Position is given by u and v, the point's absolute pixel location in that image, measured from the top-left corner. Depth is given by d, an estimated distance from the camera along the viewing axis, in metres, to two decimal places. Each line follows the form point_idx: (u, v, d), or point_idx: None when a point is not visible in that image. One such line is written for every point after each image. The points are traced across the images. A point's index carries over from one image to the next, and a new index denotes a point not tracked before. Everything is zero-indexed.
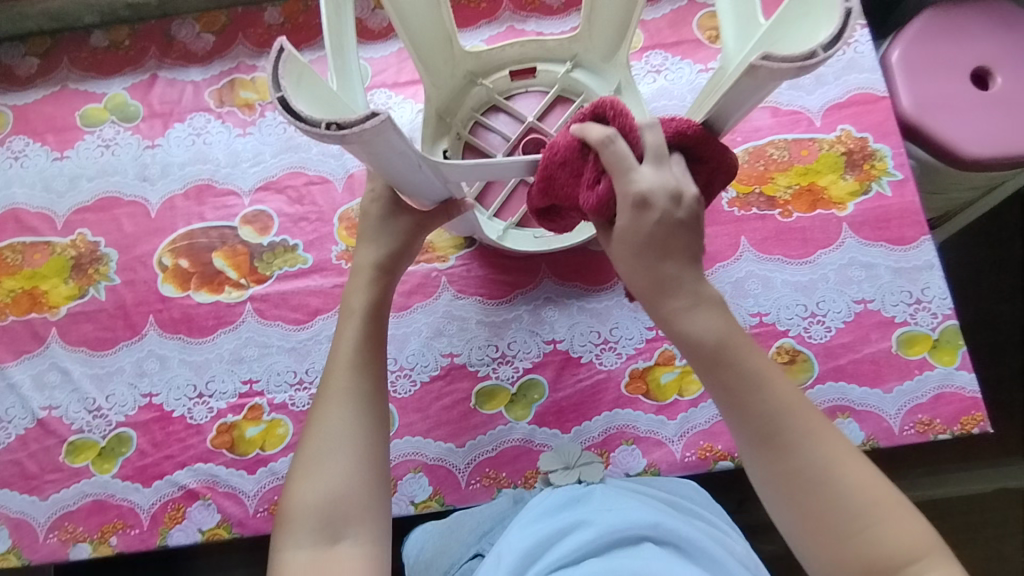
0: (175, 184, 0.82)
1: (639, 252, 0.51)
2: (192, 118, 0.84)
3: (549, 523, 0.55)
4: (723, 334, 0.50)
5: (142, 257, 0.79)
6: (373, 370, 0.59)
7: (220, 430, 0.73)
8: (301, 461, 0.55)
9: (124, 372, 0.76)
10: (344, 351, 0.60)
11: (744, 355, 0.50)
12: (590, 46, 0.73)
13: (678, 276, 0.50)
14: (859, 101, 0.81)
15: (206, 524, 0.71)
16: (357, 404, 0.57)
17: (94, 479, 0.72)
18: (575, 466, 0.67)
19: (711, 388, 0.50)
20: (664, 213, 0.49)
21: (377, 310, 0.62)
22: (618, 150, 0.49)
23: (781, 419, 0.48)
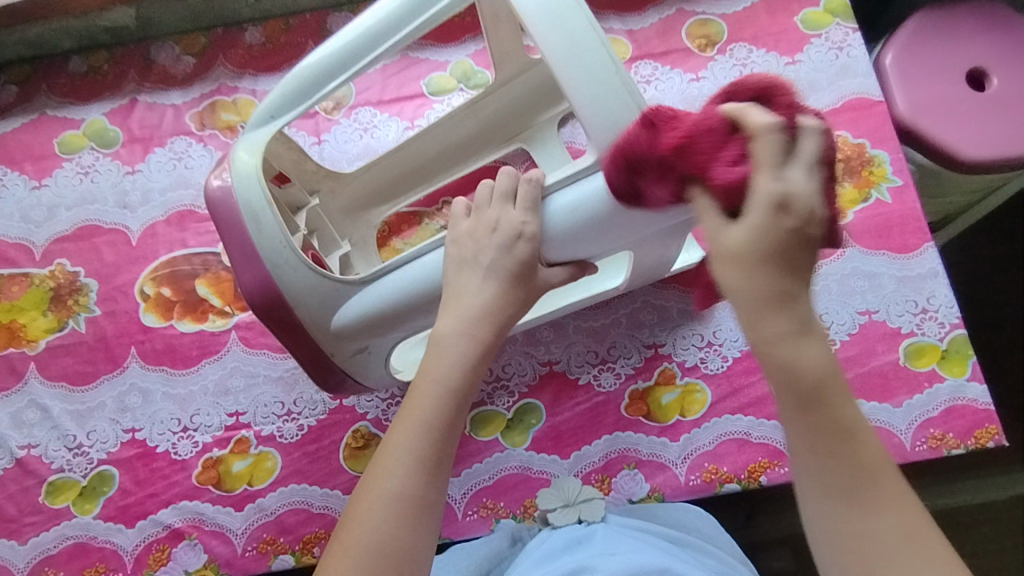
0: (156, 210, 0.80)
1: (750, 264, 0.34)
2: (172, 142, 0.82)
3: (549, 569, 0.53)
4: (829, 369, 0.36)
5: (122, 287, 0.77)
6: (442, 471, 0.45)
7: (205, 466, 0.71)
8: (325, 570, 0.43)
9: (105, 406, 0.73)
10: (415, 438, 0.45)
11: (846, 401, 0.36)
12: (335, 192, 0.71)
13: (768, 292, 0.34)
14: (855, 106, 0.79)
15: (192, 566, 0.68)
16: (403, 517, 0.43)
17: (75, 521, 0.69)
18: (575, 503, 0.63)
19: (793, 428, 0.36)
20: (804, 221, 0.34)
21: (465, 394, 0.47)
22: (762, 142, 0.35)
23: (875, 482, 0.36)
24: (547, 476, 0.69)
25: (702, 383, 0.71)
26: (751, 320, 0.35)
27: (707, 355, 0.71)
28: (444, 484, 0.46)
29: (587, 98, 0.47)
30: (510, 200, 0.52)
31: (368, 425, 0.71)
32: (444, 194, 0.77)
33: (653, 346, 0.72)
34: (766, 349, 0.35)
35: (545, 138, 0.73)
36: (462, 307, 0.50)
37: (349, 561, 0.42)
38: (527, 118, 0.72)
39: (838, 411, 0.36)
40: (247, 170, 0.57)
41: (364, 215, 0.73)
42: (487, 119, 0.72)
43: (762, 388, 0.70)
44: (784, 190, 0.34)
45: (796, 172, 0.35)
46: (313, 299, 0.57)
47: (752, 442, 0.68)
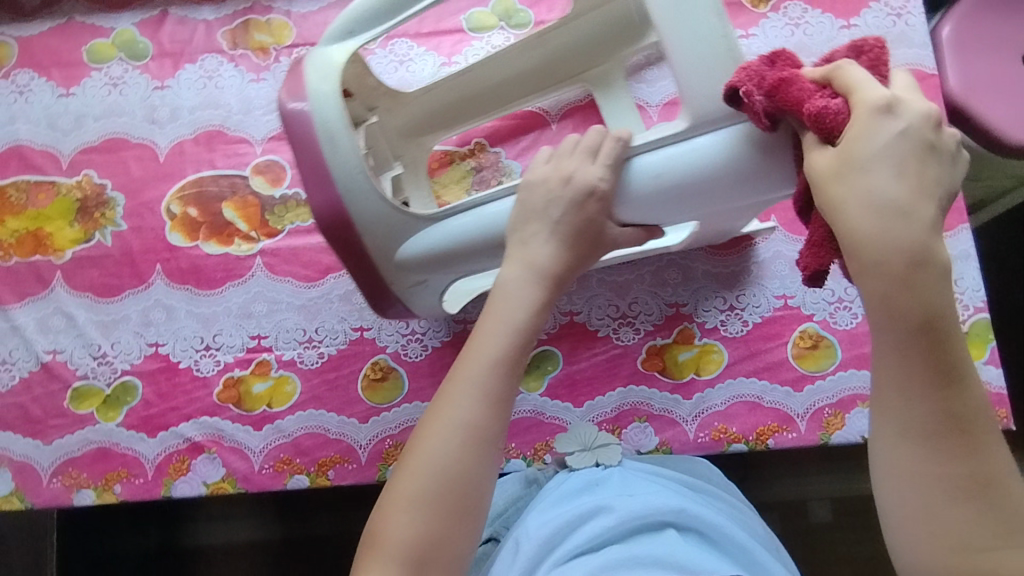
0: (184, 128, 0.78)
1: (868, 192, 0.37)
2: (203, 60, 0.80)
3: (566, 509, 0.54)
4: (943, 311, 0.37)
5: (149, 203, 0.77)
6: (506, 402, 0.49)
7: (227, 384, 0.72)
8: (393, 487, 0.48)
9: (130, 320, 0.74)
10: (482, 372, 0.48)
11: (958, 342, 0.38)
12: (394, 109, 0.70)
13: (909, 212, 0.37)
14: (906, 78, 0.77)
15: (211, 477, 0.70)
16: (469, 441, 0.47)
17: (98, 427, 0.72)
18: (592, 448, 0.66)
19: (894, 360, 0.38)
20: (911, 127, 0.38)
21: (524, 342, 0.50)
22: (850, 72, 0.40)
23: (972, 417, 0.38)
24: (559, 422, 0.70)
25: (720, 345, 0.71)
26: (878, 232, 0.37)
27: (727, 318, 0.72)
28: (505, 415, 0.49)
29: (689, 50, 0.46)
30: (593, 155, 0.51)
31: (386, 358, 0.72)
32: (477, 136, 0.78)
33: (674, 305, 0.72)
34: (881, 288, 0.37)
35: (613, 81, 0.67)
36: (524, 258, 0.52)
37: (418, 483, 0.47)
38: (607, 53, 0.66)
39: (952, 352, 0.37)
40: (320, 84, 0.56)
41: (419, 138, 0.71)
42: (549, 55, 0.67)
43: (780, 353, 0.71)
44: (889, 102, 0.39)
45: (914, 103, 0.39)
46: (379, 229, 0.57)
47: (764, 405, 0.70)
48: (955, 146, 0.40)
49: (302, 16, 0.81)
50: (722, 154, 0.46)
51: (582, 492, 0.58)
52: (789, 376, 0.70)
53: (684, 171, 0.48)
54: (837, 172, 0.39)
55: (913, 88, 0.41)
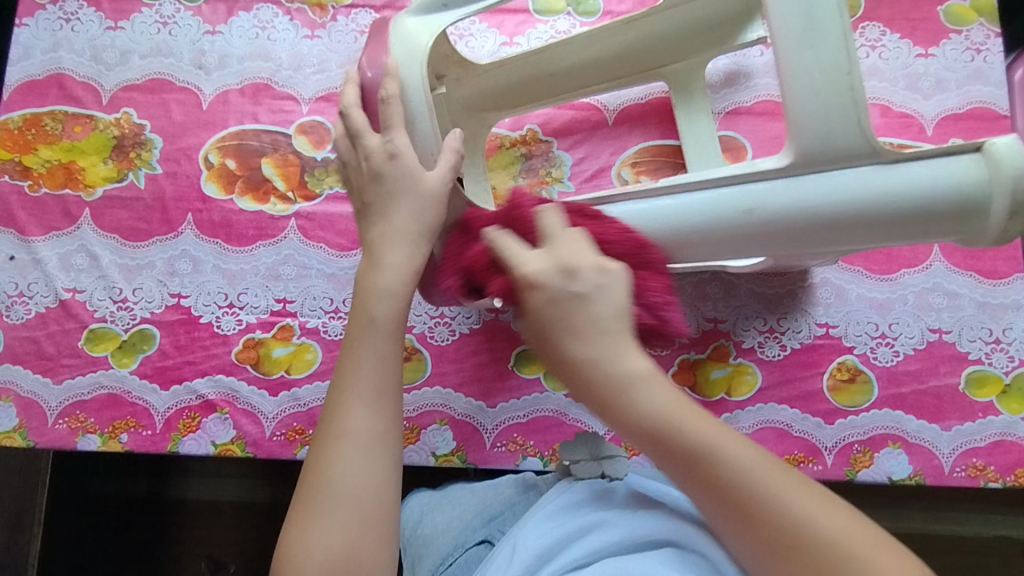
0: (231, 77, 0.76)
1: (567, 344, 0.39)
2: (258, 9, 0.77)
3: (569, 521, 0.53)
4: (643, 379, 0.39)
5: (187, 150, 0.74)
6: (395, 406, 0.45)
7: (247, 345, 0.70)
8: (298, 504, 0.43)
9: (155, 267, 0.72)
10: (362, 377, 0.45)
11: (692, 425, 0.38)
12: (462, 80, 0.67)
13: (607, 359, 0.38)
14: (978, 116, 0.74)
15: (219, 438, 0.68)
16: (365, 454, 0.43)
17: (111, 372, 0.70)
18: (601, 459, 0.60)
19: (680, 480, 0.38)
20: (555, 293, 0.39)
21: (396, 325, 0.47)
22: (507, 244, 0.42)
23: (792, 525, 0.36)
24: (581, 425, 0.68)
25: (754, 366, 0.69)
26: (571, 369, 0.39)
27: (765, 340, 0.70)
28: (398, 411, 0.46)
29: (810, 90, 0.45)
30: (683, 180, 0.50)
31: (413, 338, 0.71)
32: (530, 122, 0.76)
33: (713, 320, 0.71)
34: (614, 417, 0.39)
35: (693, 80, 0.71)
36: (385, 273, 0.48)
37: (322, 495, 0.42)
38: (683, 53, 0.70)
39: (681, 436, 0.38)
40: (415, 46, 0.54)
41: (482, 112, 0.70)
42: (636, 41, 0.69)
43: (815, 383, 0.69)
44: (533, 275, 0.40)
45: (549, 266, 0.40)
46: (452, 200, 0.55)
47: (792, 434, 0.68)
48: (606, 264, 0.40)
49: None
50: (825, 199, 0.46)
51: (591, 501, 0.55)
52: (822, 408, 0.68)
53: (780, 212, 0.47)
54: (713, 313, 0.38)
55: (557, 228, 0.42)
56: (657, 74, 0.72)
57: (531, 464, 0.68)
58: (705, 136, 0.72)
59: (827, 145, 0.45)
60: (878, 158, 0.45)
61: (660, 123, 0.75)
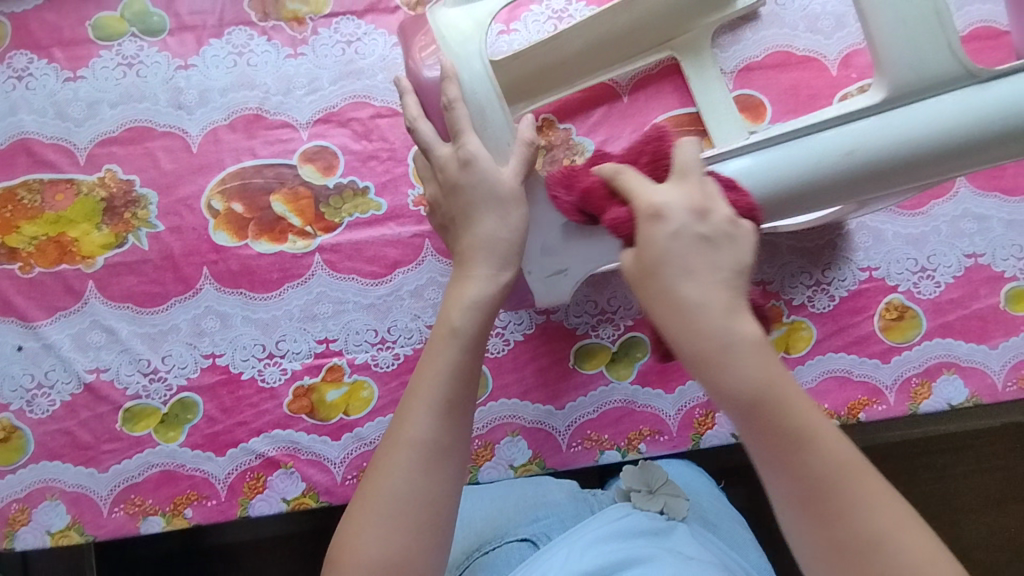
0: (217, 113, 0.70)
1: (676, 292, 0.38)
2: (230, 33, 0.71)
3: (622, 548, 0.49)
4: (765, 383, 0.37)
5: (186, 200, 0.69)
6: (462, 417, 0.44)
7: (297, 394, 0.67)
8: (357, 502, 0.43)
9: (180, 330, 0.68)
10: (431, 382, 0.44)
11: (797, 410, 0.37)
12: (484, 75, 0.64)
13: (730, 273, 0.38)
14: (981, 36, 0.73)
15: (290, 494, 0.66)
16: (427, 463, 0.43)
17: (159, 448, 0.66)
18: (659, 491, 0.59)
19: (749, 437, 0.38)
20: (682, 226, 0.39)
21: (478, 339, 0.46)
22: (627, 176, 0.43)
23: (826, 468, 0.37)
24: (652, 410, 0.68)
25: (808, 321, 0.70)
26: (669, 305, 0.38)
27: (814, 294, 0.70)
28: (464, 428, 0.45)
29: (893, 24, 0.44)
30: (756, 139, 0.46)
31: None
32: (544, 111, 0.72)
33: (761, 284, 0.71)
34: (693, 360, 0.38)
35: (698, 47, 0.71)
36: (474, 241, 0.47)
37: (379, 498, 0.42)
38: (688, 22, 0.70)
39: (786, 418, 0.37)
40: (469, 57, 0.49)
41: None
42: (638, 19, 0.68)
43: (867, 326, 0.70)
44: (659, 206, 0.40)
45: (677, 199, 0.40)
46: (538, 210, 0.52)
47: (853, 380, 0.69)
48: (735, 220, 0.40)
49: None
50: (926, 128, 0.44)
51: (645, 534, 0.52)
52: (878, 349, 0.70)
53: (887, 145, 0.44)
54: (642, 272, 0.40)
55: (693, 161, 0.42)
56: (664, 48, 0.71)
57: (609, 456, 0.68)
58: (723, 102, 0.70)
59: (921, 71, 0.44)
60: (976, 78, 0.44)
61: (676, 89, 0.73)
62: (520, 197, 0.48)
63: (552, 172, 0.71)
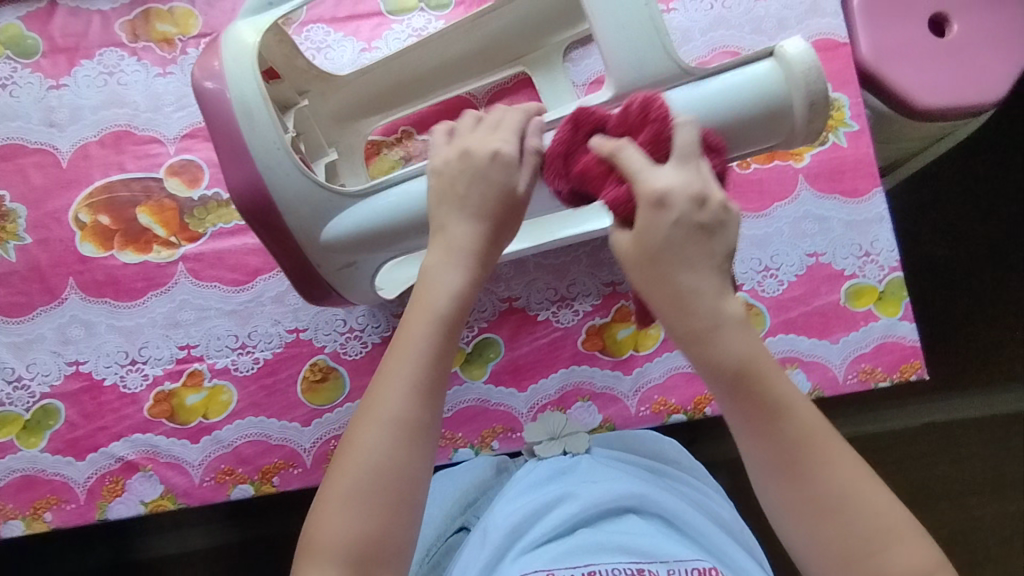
0: (87, 130, 0.73)
1: (677, 285, 0.41)
2: (102, 55, 0.74)
3: (534, 497, 0.58)
4: (750, 359, 0.42)
5: (55, 213, 0.72)
6: (433, 395, 0.45)
7: (157, 399, 0.69)
8: (327, 487, 0.45)
9: (45, 339, 0.70)
10: (413, 364, 0.45)
11: (775, 380, 0.43)
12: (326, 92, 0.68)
13: (700, 293, 0.41)
14: (821, 47, 0.77)
15: (148, 496, 0.68)
16: (399, 440, 0.44)
17: (20, 454, 0.68)
18: (560, 435, 0.67)
19: (729, 410, 0.43)
20: (683, 214, 0.40)
21: (456, 324, 0.47)
22: (632, 154, 0.42)
23: (807, 442, 0.42)
24: (505, 407, 0.71)
25: None
26: (674, 310, 0.41)
27: None
28: (437, 409, 0.46)
29: (613, 29, 0.50)
30: (497, 126, 0.50)
31: (326, 358, 0.71)
32: (404, 124, 0.76)
33: (612, 284, 0.73)
34: (693, 353, 0.42)
35: (552, 64, 0.72)
36: (448, 242, 0.47)
37: (353, 475, 0.44)
38: (536, 39, 0.71)
39: (770, 391, 0.42)
40: (244, 62, 0.52)
41: (354, 122, 0.71)
42: (484, 40, 0.69)
43: None
44: (665, 192, 0.41)
45: (682, 185, 0.41)
46: (304, 208, 0.54)
47: (700, 375, 0.72)
48: (727, 204, 0.42)
49: (208, 3, 0.75)
50: None
51: (556, 477, 0.62)
52: None
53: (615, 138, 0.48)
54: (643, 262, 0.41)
55: (693, 146, 0.42)
56: (517, 63, 0.72)
57: (462, 454, 0.70)
58: None
59: (640, 70, 0.50)
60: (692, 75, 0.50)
61: (531, 101, 0.76)
62: (522, 208, 0.48)
63: None
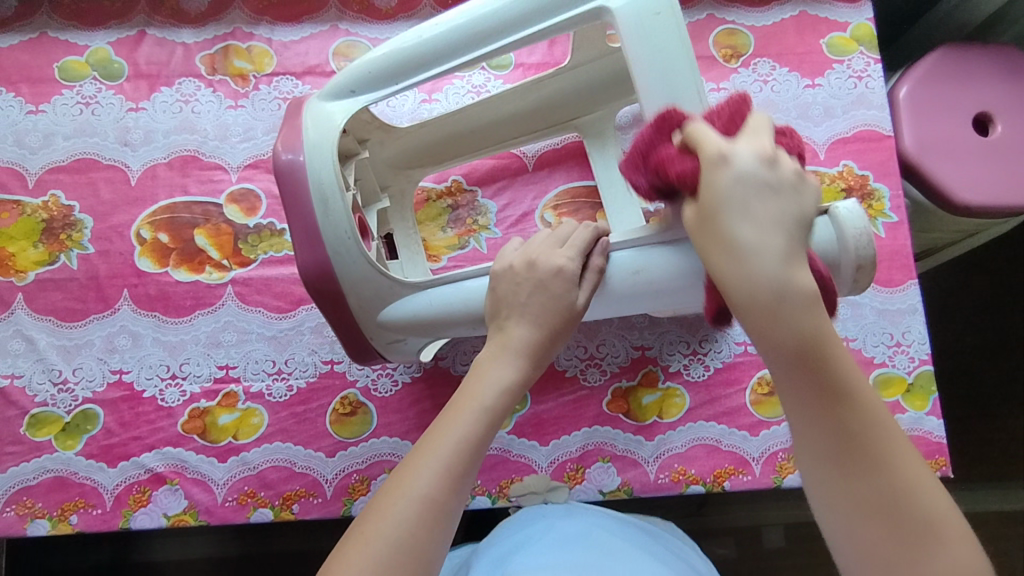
0: (158, 152, 0.78)
1: None
2: (180, 83, 0.79)
3: (513, 537, 0.60)
4: (751, 195, 0.41)
5: (118, 227, 0.76)
6: (463, 481, 0.46)
7: (191, 415, 0.72)
8: (337, 553, 0.43)
9: (93, 346, 0.73)
10: (449, 446, 0.46)
11: (774, 217, 0.41)
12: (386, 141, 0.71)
13: (710, 108, 0.43)
14: (864, 138, 0.79)
15: (171, 510, 0.70)
16: (421, 516, 0.44)
17: (56, 455, 0.70)
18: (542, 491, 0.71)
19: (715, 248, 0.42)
20: None
21: (497, 418, 0.49)
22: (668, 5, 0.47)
23: (796, 302, 0.39)
24: (525, 459, 0.72)
25: (682, 389, 0.74)
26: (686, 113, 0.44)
27: (690, 362, 0.74)
28: (462, 495, 0.46)
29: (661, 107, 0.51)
30: (560, 243, 0.55)
31: (356, 392, 0.73)
32: (454, 174, 0.79)
33: (640, 348, 0.75)
34: (697, 178, 0.43)
35: (604, 129, 0.74)
36: (505, 344, 0.52)
37: (375, 541, 0.42)
38: (592, 104, 0.72)
39: (760, 228, 0.41)
40: (323, 148, 0.56)
41: (408, 169, 0.74)
42: (543, 102, 0.71)
43: (738, 399, 0.73)
44: None
45: None
46: (365, 289, 0.58)
47: (721, 449, 0.72)
48: None
49: (284, 45, 0.80)
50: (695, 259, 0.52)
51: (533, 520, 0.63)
52: (746, 421, 0.73)
53: (665, 270, 0.53)
54: (704, 225, 0.43)
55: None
56: (570, 126, 0.74)
57: (479, 502, 0.71)
58: (620, 179, 0.73)
59: None
60: None
61: (579, 163, 0.79)
62: (577, 319, 0.53)
63: (454, 230, 0.78)
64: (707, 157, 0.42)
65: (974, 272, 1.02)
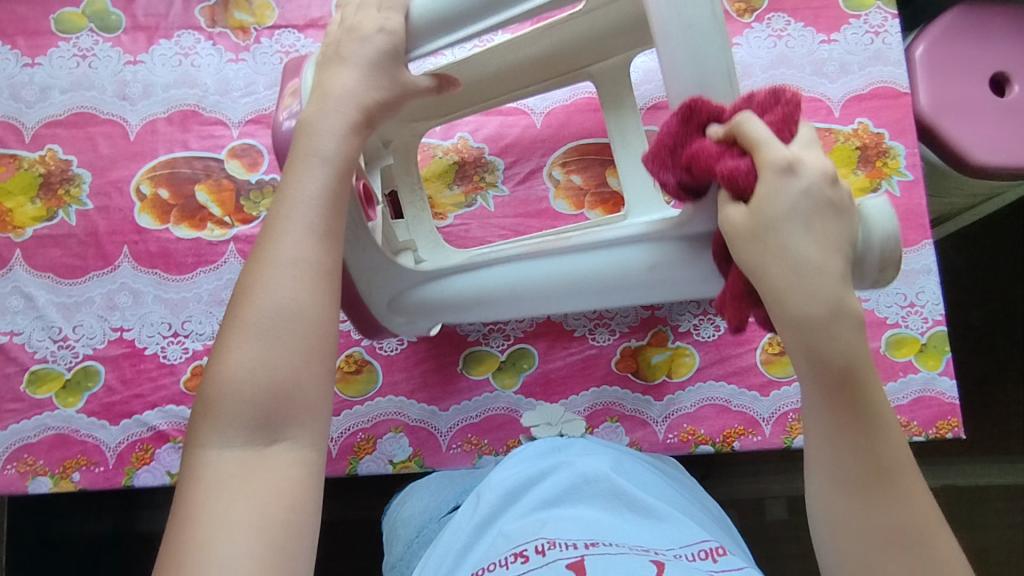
0: (157, 106, 0.76)
1: (786, 249, 0.38)
2: (180, 36, 0.77)
3: (531, 466, 0.57)
4: (858, 364, 0.38)
5: (117, 183, 0.74)
6: (339, 240, 0.44)
7: (193, 372, 0.70)
8: (228, 326, 0.41)
9: (94, 303, 0.72)
10: (303, 206, 0.43)
11: (875, 394, 0.39)
12: None
13: (818, 267, 0.38)
14: (880, 95, 0.77)
15: (175, 468, 0.69)
16: (304, 279, 0.42)
17: (57, 412, 0.69)
18: (557, 423, 0.66)
19: (820, 426, 0.40)
20: (812, 184, 0.38)
21: (348, 166, 0.46)
22: (752, 129, 0.38)
23: (892, 470, 0.39)
24: None
25: (691, 348, 0.73)
26: (788, 274, 0.38)
27: (700, 322, 0.73)
28: (340, 253, 0.44)
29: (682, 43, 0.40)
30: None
31: (361, 350, 0.72)
32: (460, 131, 0.77)
33: (649, 309, 0.74)
34: (801, 345, 0.39)
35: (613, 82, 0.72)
36: (333, 88, 0.46)
37: (256, 314, 0.41)
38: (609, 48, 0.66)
39: (865, 405, 0.39)
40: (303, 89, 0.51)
41: (412, 122, 0.70)
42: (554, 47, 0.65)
43: (748, 359, 0.72)
44: (791, 160, 0.38)
45: (812, 160, 0.39)
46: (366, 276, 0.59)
47: (731, 409, 0.71)
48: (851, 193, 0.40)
49: None
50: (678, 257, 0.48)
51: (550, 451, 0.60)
52: (757, 381, 0.71)
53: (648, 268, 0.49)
54: (756, 232, 0.39)
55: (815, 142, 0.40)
56: (579, 73, 0.69)
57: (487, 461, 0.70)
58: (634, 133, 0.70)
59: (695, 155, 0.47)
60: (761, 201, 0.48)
61: (588, 120, 0.77)
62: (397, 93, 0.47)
63: (461, 187, 0.76)
64: (814, 327, 0.38)
65: (983, 241, 1.01)
